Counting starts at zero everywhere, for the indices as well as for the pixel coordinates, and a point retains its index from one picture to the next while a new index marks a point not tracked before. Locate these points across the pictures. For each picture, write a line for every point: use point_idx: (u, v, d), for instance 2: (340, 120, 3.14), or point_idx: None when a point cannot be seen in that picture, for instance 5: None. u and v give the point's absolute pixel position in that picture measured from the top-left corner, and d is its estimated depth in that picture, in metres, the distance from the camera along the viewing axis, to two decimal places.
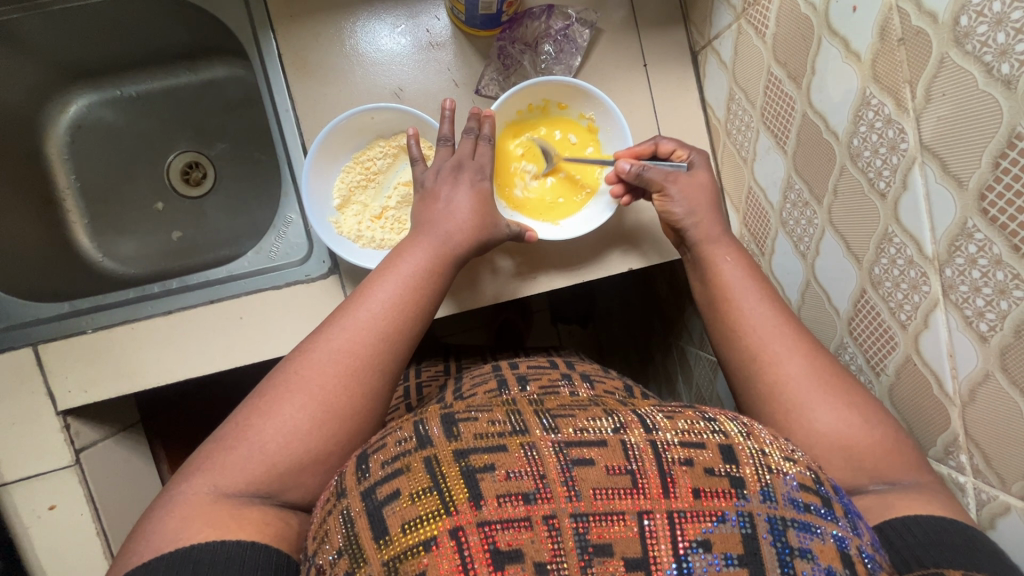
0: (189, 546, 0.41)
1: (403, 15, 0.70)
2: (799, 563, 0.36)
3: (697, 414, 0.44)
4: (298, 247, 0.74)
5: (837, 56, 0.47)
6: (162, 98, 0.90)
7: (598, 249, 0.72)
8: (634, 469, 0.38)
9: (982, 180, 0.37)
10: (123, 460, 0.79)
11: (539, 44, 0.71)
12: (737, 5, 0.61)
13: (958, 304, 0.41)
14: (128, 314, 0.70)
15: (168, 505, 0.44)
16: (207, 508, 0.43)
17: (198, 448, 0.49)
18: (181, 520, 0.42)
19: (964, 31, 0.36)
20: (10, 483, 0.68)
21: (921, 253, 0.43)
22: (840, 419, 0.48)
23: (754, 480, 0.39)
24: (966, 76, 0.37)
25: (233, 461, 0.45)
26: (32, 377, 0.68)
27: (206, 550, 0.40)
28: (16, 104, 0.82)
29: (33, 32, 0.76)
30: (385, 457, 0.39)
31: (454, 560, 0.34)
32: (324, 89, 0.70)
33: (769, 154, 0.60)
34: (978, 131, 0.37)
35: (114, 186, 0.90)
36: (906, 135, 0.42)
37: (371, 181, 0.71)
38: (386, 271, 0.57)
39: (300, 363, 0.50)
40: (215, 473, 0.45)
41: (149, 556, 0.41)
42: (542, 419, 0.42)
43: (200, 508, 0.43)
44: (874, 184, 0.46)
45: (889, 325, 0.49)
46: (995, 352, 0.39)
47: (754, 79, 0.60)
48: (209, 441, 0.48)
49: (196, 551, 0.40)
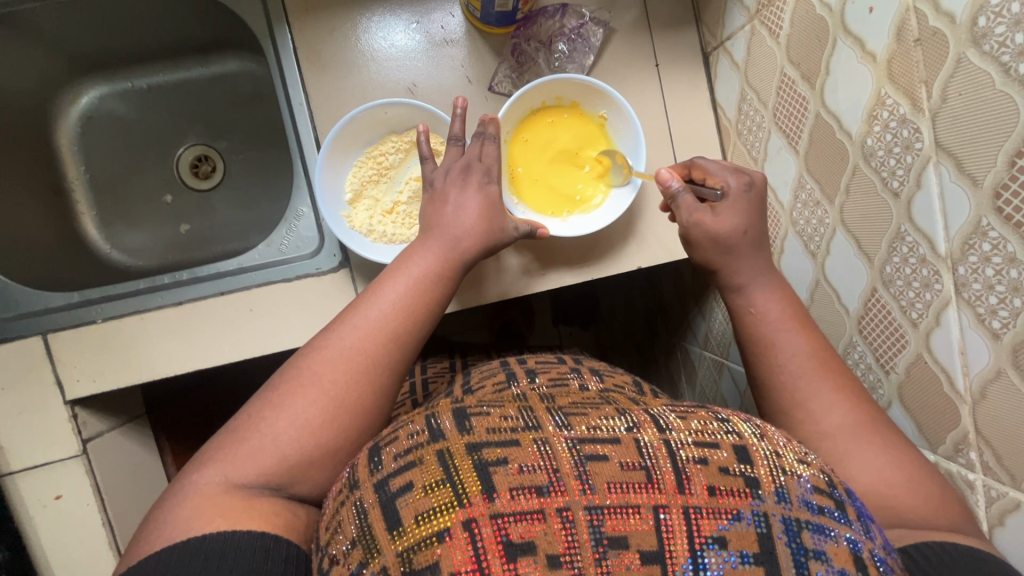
0: (201, 536, 0.41)
1: (418, 11, 0.70)
2: (814, 564, 0.36)
3: (711, 414, 0.45)
4: (308, 240, 0.74)
5: (852, 57, 0.48)
6: (173, 90, 0.90)
7: (606, 248, 0.73)
8: (648, 465, 0.38)
9: (997, 178, 0.38)
10: (128, 451, 0.79)
11: (553, 43, 0.72)
12: (751, 7, 0.62)
13: (971, 302, 0.42)
14: (138, 304, 0.70)
15: (179, 494, 0.44)
16: (221, 499, 0.43)
17: (208, 440, 0.49)
18: (193, 511, 0.43)
19: (982, 32, 0.37)
20: (15, 471, 0.68)
21: (934, 251, 0.44)
22: None
23: (769, 481, 0.39)
24: (983, 76, 0.37)
25: (245, 452, 0.46)
26: (41, 365, 0.68)
27: (216, 541, 0.40)
28: (28, 93, 0.82)
29: (47, 22, 0.76)
30: (398, 450, 0.40)
31: (468, 551, 0.34)
32: (338, 83, 0.70)
33: (780, 154, 0.61)
34: (994, 130, 0.37)
35: (124, 177, 0.90)
36: (922, 135, 0.43)
37: (382, 176, 0.71)
38: (397, 270, 0.58)
39: (313, 358, 0.51)
40: (225, 463, 0.45)
41: (161, 547, 0.40)
42: (554, 416, 0.42)
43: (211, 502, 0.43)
44: (887, 183, 0.47)
45: (900, 324, 0.50)
46: (1008, 349, 0.40)
47: (767, 79, 0.60)
48: (220, 432, 0.48)
49: (206, 543, 0.40)
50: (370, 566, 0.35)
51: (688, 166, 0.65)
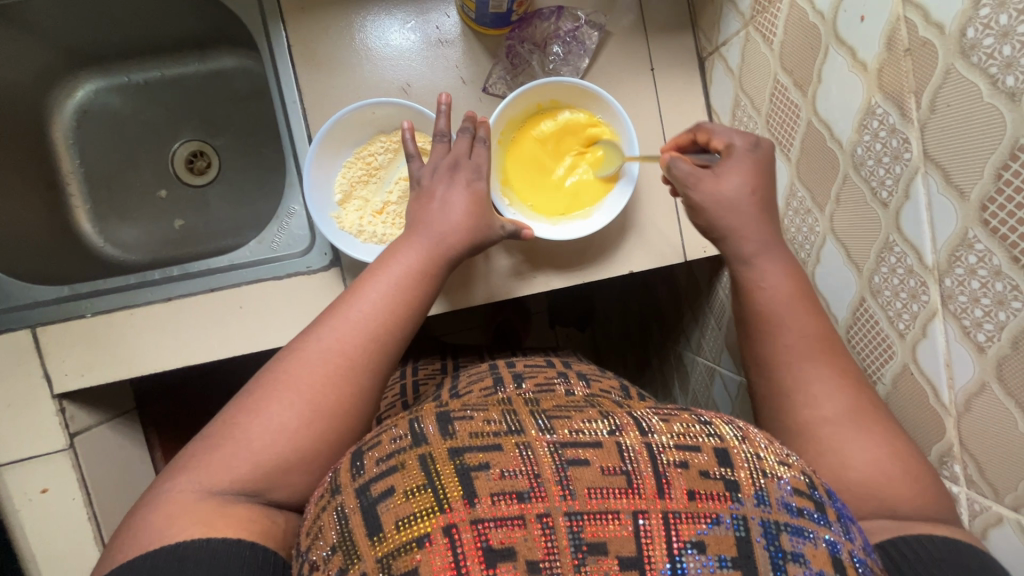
0: (175, 544, 0.40)
1: (413, 11, 0.70)
2: (791, 567, 0.36)
3: (693, 417, 0.44)
4: (299, 239, 0.74)
5: (843, 65, 0.48)
6: (169, 86, 0.90)
7: (594, 255, 0.72)
8: (629, 469, 0.38)
9: (984, 191, 0.38)
10: (116, 446, 0.79)
11: (548, 45, 0.71)
12: (746, 13, 0.61)
13: (957, 314, 0.42)
14: (128, 300, 0.70)
15: (155, 502, 0.44)
16: (199, 507, 0.43)
17: (186, 447, 0.48)
18: (168, 518, 0.42)
19: (971, 43, 0.36)
20: (1, 464, 0.68)
21: (921, 263, 0.44)
22: (837, 425, 0.48)
23: (749, 484, 0.39)
24: (971, 87, 0.37)
25: (221, 458, 0.45)
26: (29, 359, 0.68)
27: (192, 548, 0.40)
28: (22, 85, 0.82)
29: (41, 14, 0.76)
30: (381, 454, 0.40)
31: (447, 557, 0.34)
32: (332, 82, 0.70)
33: (772, 161, 0.61)
34: (981, 141, 0.37)
35: (118, 172, 0.90)
36: (910, 145, 0.42)
37: (372, 177, 0.71)
38: (378, 270, 0.58)
39: (291, 363, 0.50)
40: (200, 470, 0.45)
41: (136, 554, 0.40)
42: (538, 420, 0.42)
43: (188, 510, 0.43)
44: (877, 193, 0.47)
45: (887, 334, 0.49)
46: (992, 363, 0.40)
47: (760, 86, 0.60)
48: (197, 440, 0.48)
49: (182, 550, 0.40)
50: (350, 572, 0.35)
51: (692, 130, 0.61)
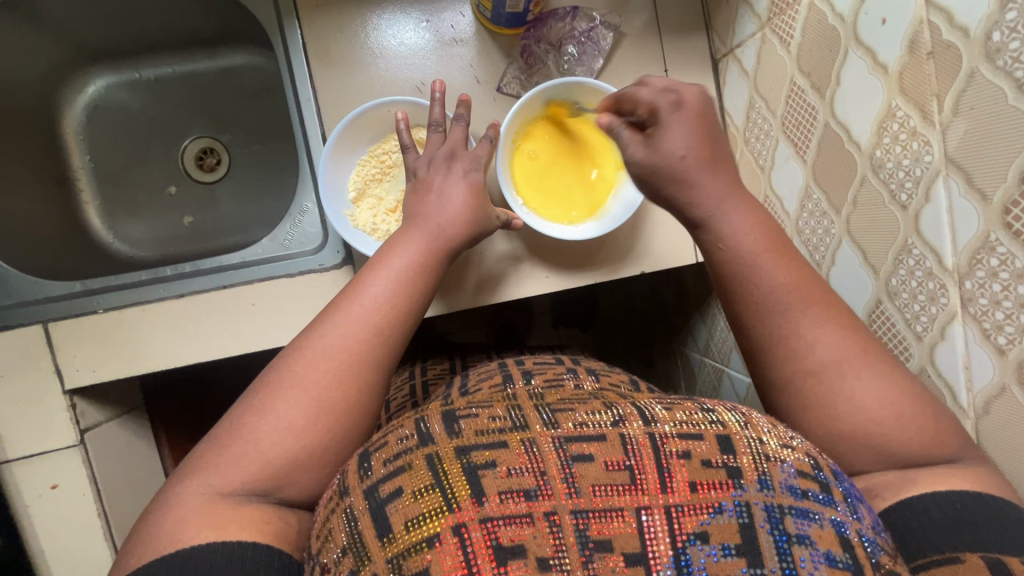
0: (190, 547, 0.41)
1: (427, 10, 0.70)
2: (797, 549, 0.36)
3: (696, 404, 0.43)
4: (312, 236, 0.74)
5: (863, 68, 0.48)
6: (179, 82, 0.90)
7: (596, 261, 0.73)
8: (633, 464, 0.38)
9: (1008, 194, 0.38)
10: (124, 442, 0.79)
11: (563, 45, 0.71)
12: (762, 15, 0.61)
13: (977, 317, 0.42)
14: (139, 296, 0.70)
15: (168, 504, 0.44)
16: (215, 507, 0.43)
17: (192, 452, 0.48)
18: (180, 521, 0.43)
19: (996, 46, 0.37)
20: (11, 460, 0.68)
21: (941, 265, 0.44)
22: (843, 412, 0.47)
23: (752, 470, 0.38)
24: (997, 91, 0.37)
25: (228, 460, 0.45)
26: (39, 354, 0.68)
27: (206, 552, 0.41)
28: (33, 80, 0.81)
29: (54, 10, 0.76)
30: (387, 455, 0.39)
31: (458, 557, 0.34)
32: (347, 80, 0.70)
33: (787, 163, 0.61)
34: (1006, 144, 0.37)
35: (128, 168, 0.90)
36: (931, 148, 0.43)
37: (385, 175, 0.71)
38: (378, 264, 0.57)
39: (294, 360, 0.50)
40: (210, 472, 0.45)
41: (153, 557, 0.41)
42: (541, 413, 0.41)
43: (205, 507, 0.43)
44: (896, 195, 0.47)
45: (903, 336, 0.49)
46: (1014, 365, 0.40)
47: (776, 88, 0.60)
48: (201, 445, 0.48)
49: (196, 554, 0.40)
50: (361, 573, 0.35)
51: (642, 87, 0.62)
